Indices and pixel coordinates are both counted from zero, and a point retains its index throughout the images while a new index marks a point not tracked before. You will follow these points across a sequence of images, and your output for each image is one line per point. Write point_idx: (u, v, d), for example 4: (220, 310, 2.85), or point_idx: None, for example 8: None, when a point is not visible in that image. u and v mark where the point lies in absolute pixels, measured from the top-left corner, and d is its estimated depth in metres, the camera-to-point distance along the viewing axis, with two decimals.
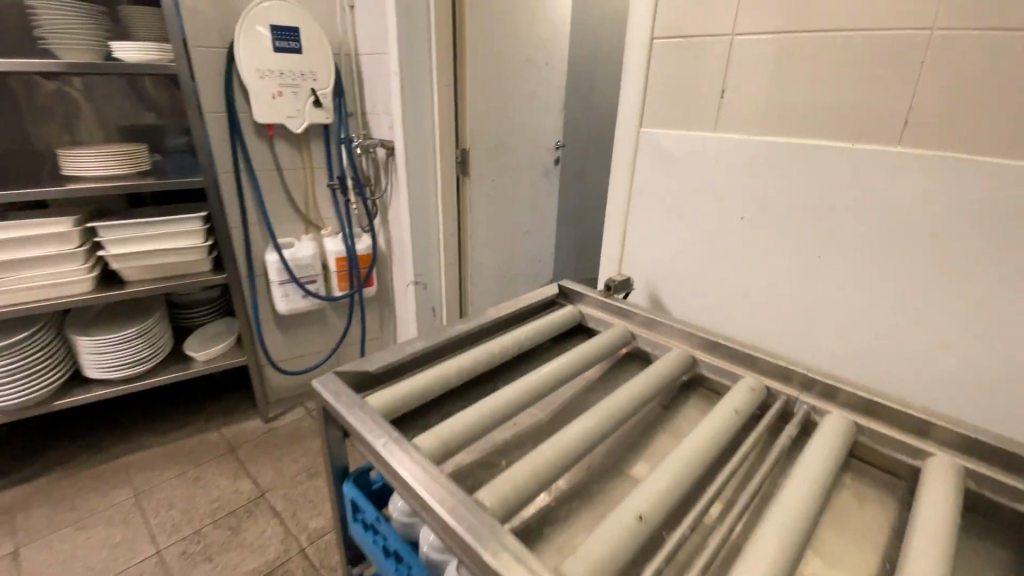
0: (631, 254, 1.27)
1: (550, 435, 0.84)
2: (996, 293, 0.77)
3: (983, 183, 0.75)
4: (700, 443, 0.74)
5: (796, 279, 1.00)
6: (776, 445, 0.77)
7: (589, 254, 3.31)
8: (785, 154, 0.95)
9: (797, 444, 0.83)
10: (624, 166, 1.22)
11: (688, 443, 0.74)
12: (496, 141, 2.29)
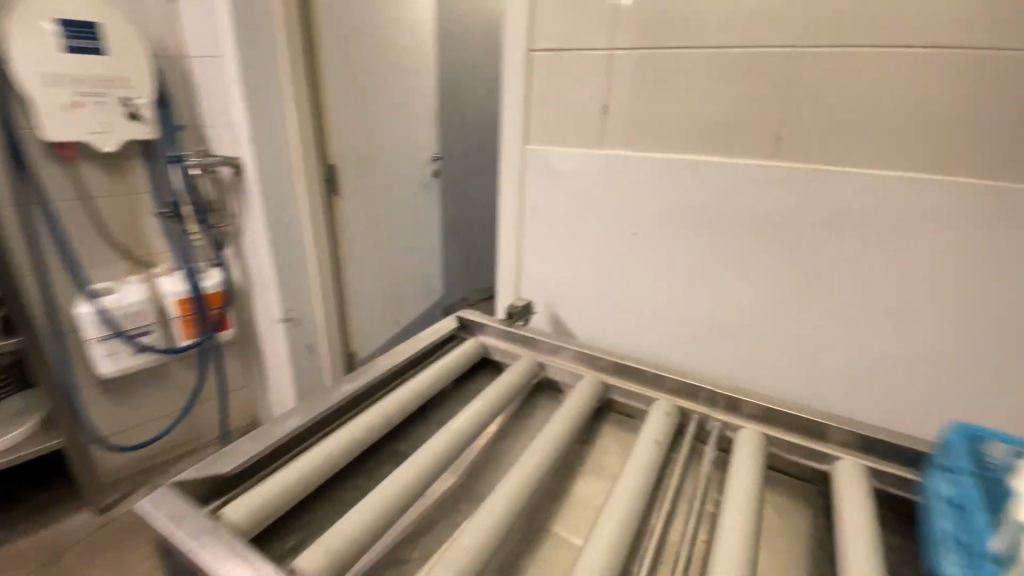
0: (529, 274, 1.23)
1: (472, 504, 0.75)
2: (864, 295, 0.87)
3: (846, 192, 0.84)
4: (632, 486, 0.71)
5: (691, 289, 1.03)
6: (703, 475, 0.77)
7: (477, 268, 3.25)
8: (673, 170, 0.98)
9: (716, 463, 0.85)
10: (512, 185, 1.17)
11: (617, 489, 0.71)
12: (365, 156, 2.12)
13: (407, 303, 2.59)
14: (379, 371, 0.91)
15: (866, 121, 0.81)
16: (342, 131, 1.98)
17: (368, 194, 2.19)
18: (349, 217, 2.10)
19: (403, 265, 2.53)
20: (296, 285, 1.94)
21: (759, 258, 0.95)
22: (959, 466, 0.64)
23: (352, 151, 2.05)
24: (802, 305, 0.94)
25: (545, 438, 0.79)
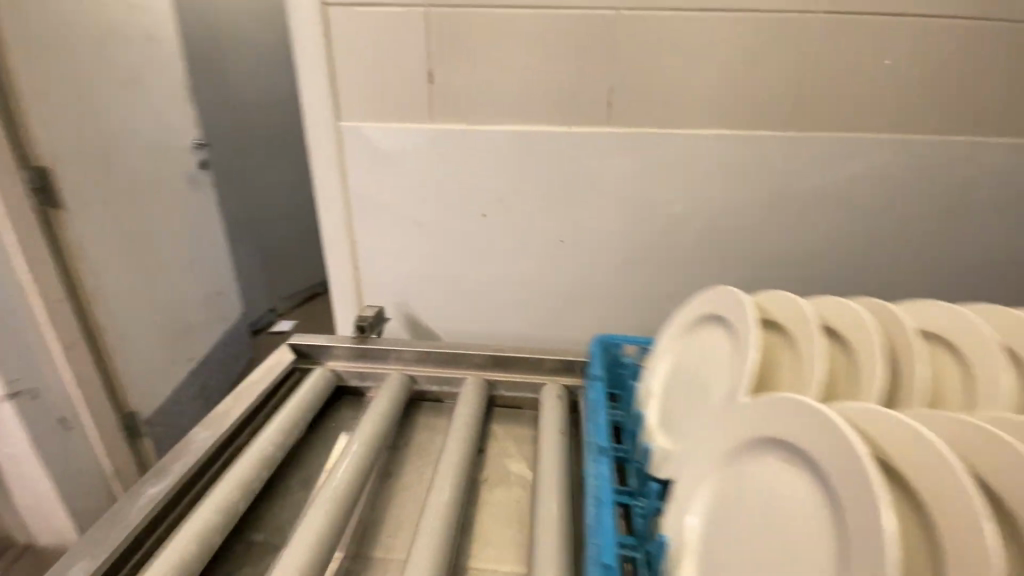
0: (370, 279, 1.05)
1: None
2: (699, 243, 0.96)
3: (676, 152, 0.90)
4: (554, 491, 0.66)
5: (546, 264, 1.01)
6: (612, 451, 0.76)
7: (283, 271, 2.82)
8: (513, 143, 0.92)
9: None
10: (329, 176, 0.96)
11: (539, 496, 0.65)
12: (101, 149, 1.58)
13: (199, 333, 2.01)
14: (206, 445, 0.67)
15: (685, 83, 0.85)
16: (47, 118, 1.36)
17: (107, 207, 1.57)
18: (85, 240, 1.48)
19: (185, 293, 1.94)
20: (21, 339, 1.29)
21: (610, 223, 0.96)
22: (594, 372, 0.84)
23: (69, 147, 1.44)
24: (649, 261, 0.99)
25: (447, 464, 0.68)
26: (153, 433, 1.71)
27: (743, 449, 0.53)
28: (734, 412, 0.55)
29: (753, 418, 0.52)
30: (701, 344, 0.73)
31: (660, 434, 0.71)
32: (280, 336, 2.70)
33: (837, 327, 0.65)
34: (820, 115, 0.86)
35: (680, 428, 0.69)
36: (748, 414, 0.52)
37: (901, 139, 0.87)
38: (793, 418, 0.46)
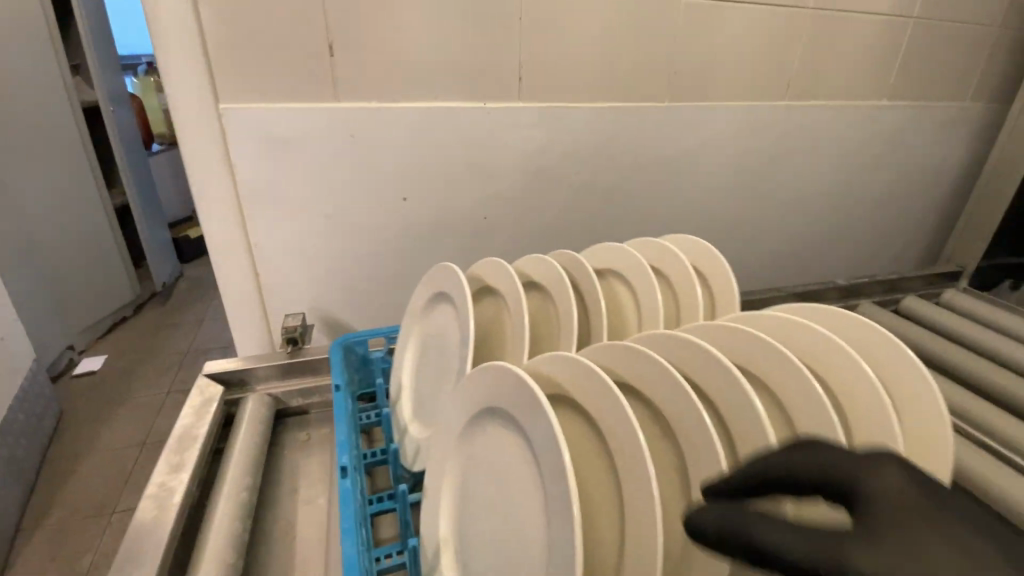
0: (275, 285, 0.92)
1: None
2: (597, 202, 1.07)
3: (577, 121, 0.98)
4: None
5: (468, 241, 1.02)
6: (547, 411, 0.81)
7: (74, 299, 2.24)
8: (430, 122, 0.88)
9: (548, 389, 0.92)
10: (212, 170, 0.80)
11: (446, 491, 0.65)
12: None
13: None
14: (164, 513, 0.55)
15: (583, 58, 0.93)
16: None
17: None
18: None
19: None
20: None
21: (525, 194, 1.01)
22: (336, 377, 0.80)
23: None
24: (559, 225, 1.07)
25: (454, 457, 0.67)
26: None
27: (477, 435, 0.61)
28: (462, 394, 0.64)
29: (477, 394, 0.60)
30: (438, 330, 0.81)
31: (412, 424, 0.79)
32: (87, 376, 2.18)
33: (537, 281, 0.79)
34: (685, 87, 1.03)
35: (428, 418, 0.78)
36: (471, 395, 0.62)
37: (736, 106, 1.09)
38: (500, 388, 0.55)
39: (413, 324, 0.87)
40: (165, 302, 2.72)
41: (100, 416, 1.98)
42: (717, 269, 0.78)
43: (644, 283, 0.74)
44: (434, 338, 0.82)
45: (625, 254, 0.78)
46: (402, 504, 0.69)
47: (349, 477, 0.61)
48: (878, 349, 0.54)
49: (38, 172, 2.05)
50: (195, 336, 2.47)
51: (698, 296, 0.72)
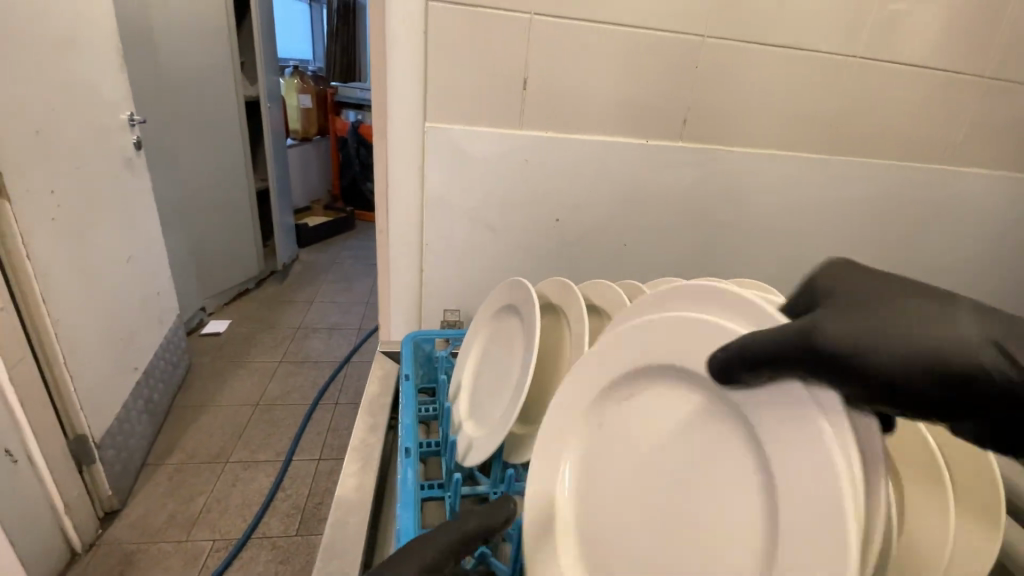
0: (432, 283, 1.02)
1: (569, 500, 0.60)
2: (737, 244, 1.10)
3: (730, 163, 1.01)
4: None
5: (607, 263, 1.07)
6: None
7: (212, 267, 2.53)
8: (594, 152, 0.97)
9: None
10: (408, 178, 0.93)
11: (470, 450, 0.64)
12: (47, 132, 1.29)
13: (145, 336, 1.77)
14: (366, 467, 0.63)
15: (744, 107, 0.97)
16: None
17: (52, 203, 1.29)
18: (30, 235, 1.21)
19: (130, 297, 1.68)
20: None
21: (665, 227, 1.06)
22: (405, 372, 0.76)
23: (10, 129, 1.16)
24: (697, 261, 1.10)
25: None
26: (101, 456, 1.48)
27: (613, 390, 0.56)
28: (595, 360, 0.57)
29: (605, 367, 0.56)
30: (518, 333, 0.72)
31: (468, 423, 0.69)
32: (213, 337, 2.45)
33: (597, 306, 0.78)
34: (841, 141, 1.04)
35: (486, 419, 0.67)
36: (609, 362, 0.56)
37: (888, 165, 1.09)
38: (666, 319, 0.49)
39: (484, 328, 0.79)
40: (280, 281, 3.00)
41: (223, 374, 2.22)
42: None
43: None
44: (506, 342, 0.74)
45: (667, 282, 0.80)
46: (451, 498, 0.62)
47: (408, 472, 0.58)
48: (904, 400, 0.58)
49: (203, 152, 2.35)
50: (304, 314, 2.70)
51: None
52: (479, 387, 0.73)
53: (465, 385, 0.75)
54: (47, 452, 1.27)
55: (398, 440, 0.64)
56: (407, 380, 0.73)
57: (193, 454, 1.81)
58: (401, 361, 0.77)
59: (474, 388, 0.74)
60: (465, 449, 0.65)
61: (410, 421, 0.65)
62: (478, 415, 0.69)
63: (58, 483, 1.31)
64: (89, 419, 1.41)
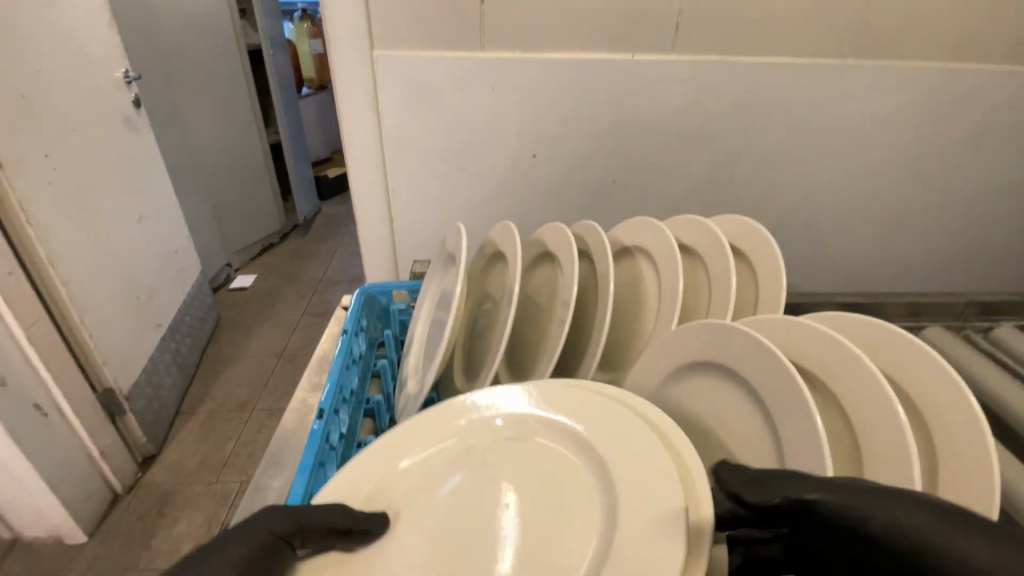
0: (403, 231, 0.97)
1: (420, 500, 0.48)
2: (748, 175, 0.97)
3: (737, 78, 0.87)
4: None
5: (596, 202, 0.98)
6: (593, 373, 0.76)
7: (234, 224, 2.57)
8: (572, 73, 0.85)
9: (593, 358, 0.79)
10: (364, 117, 0.86)
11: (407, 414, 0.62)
12: (33, 94, 1.26)
13: (165, 294, 1.82)
14: (305, 423, 0.62)
15: (753, 8, 0.82)
16: None
17: (49, 167, 1.29)
18: (29, 201, 1.21)
19: (146, 256, 1.71)
20: None
21: (660, 158, 0.94)
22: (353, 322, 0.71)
23: None
24: (702, 195, 0.98)
25: None
26: (133, 407, 1.57)
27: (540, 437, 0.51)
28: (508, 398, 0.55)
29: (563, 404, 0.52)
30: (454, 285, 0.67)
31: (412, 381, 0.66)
32: (239, 292, 2.52)
33: (547, 250, 0.76)
34: (875, 41, 0.87)
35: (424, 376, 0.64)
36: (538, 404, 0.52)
37: (940, 67, 0.90)
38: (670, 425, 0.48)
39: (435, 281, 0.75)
40: (304, 235, 3.03)
41: (250, 327, 2.30)
42: (766, 258, 0.66)
43: (660, 254, 0.67)
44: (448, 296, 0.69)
45: (633, 224, 0.75)
46: None
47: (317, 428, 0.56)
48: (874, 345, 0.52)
49: (212, 106, 2.32)
50: (327, 267, 2.74)
51: (728, 296, 0.60)
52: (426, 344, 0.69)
53: (417, 337, 0.72)
54: (76, 405, 1.33)
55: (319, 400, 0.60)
56: (347, 331, 0.67)
57: (221, 404, 1.90)
58: (349, 310, 0.72)
59: (424, 342, 0.71)
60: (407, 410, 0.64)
61: (332, 381, 0.60)
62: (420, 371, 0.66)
63: (91, 433, 1.38)
64: (115, 374, 1.48)
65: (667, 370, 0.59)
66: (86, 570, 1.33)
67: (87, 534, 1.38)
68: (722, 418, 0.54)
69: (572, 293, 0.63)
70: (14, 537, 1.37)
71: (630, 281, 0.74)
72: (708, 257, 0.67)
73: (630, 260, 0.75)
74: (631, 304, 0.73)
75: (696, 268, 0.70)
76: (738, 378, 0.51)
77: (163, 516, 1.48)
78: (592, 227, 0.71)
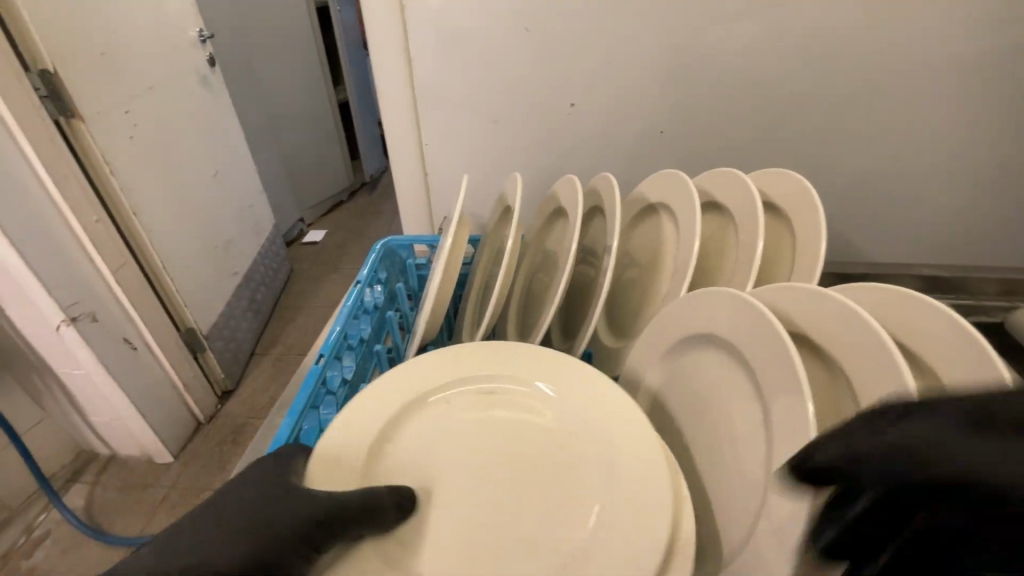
0: (437, 187, 0.96)
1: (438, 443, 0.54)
2: (821, 128, 0.85)
3: (809, 14, 0.75)
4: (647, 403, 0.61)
5: (638, 156, 0.91)
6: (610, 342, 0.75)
7: (305, 181, 2.70)
8: (613, 11, 0.77)
9: (617, 320, 0.76)
10: (393, 67, 0.84)
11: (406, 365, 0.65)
12: (113, 55, 1.36)
13: (240, 245, 1.96)
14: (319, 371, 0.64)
15: None
16: (44, 16, 1.14)
17: (129, 123, 1.40)
18: (111, 155, 1.32)
19: (221, 209, 1.84)
20: (66, 258, 1.20)
21: (715, 105, 0.84)
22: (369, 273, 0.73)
23: (75, 51, 1.23)
24: (763, 150, 0.88)
25: None
26: (211, 346, 1.73)
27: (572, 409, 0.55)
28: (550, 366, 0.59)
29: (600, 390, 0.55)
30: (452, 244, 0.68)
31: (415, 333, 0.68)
32: (310, 245, 2.66)
33: (558, 205, 0.75)
34: None
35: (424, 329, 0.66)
36: (578, 387, 0.56)
37: None
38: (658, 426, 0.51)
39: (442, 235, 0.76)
40: (370, 192, 3.12)
41: (318, 279, 2.43)
42: (811, 220, 0.58)
43: (686, 215, 0.62)
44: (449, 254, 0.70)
45: (654, 180, 0.69)
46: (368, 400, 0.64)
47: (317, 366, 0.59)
48: (900, 319, 0.46)
49: (283, 66, 2.40)
50: (390, 224, 2.81)
51: (754, 257, 0.56)
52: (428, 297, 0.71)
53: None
54: (160, 342, 1.48)
55: (322, 346, 0.63)
56: (358, 282, 0.69)
57: (288, 348, 2.04)
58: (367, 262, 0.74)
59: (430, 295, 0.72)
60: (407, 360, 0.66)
61: (336, 328, 0.63)
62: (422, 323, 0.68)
63: (173, 367, 1.54)
64: (194, 315, 1.62)
65: (680, 338, 0.55)
66: (171, 485, 1.51)
67: (172, 455, 1.56)
68: (725, 395, 0.50)
69: (572, 244, 0.63)
70: (113, 453, 1.58)
71: (655, 242, 0.70)
72: (741, 217, 0.61)
73: (657, 220, 0.71)
74: (655, 267, 0.69)
75: (731, 230, 0.64)
76: (732, 351, 0.49)
77: (236, 444, 1.64)
78: (607, 179, 0.67)
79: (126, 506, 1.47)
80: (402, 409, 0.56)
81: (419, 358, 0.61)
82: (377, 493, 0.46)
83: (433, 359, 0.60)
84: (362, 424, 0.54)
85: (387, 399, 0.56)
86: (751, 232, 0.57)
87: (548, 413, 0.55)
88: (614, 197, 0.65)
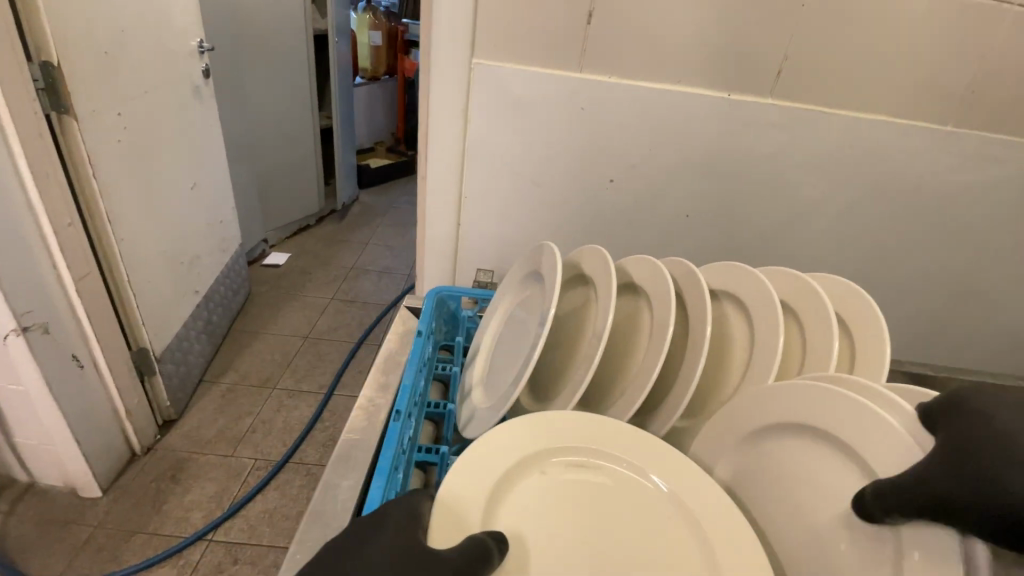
0: (471, 238, 0.97)
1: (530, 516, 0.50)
2: (824, 229, 0.95)
3: (826, 134, 0.86)
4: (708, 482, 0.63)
5: (666, 231, 0.97)
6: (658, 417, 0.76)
7: (275, 201, 2.60)
8: (665, 104, 0.85)
9: None
10: (450, 121, 0.87)
11: (470, 423, 0.61)
12: (114, 55, 1.29)
13: (207, 262, 1.84)
14: (374, 422, 0.61)
15: (857, 62, 0.81)
16: (56, 9, 1.08)
17: (120, 126, 1.31)
18: (97, 157, 1.23)
19: (195, 223, 1.74)
20: (31, 262, 1.08)
21: (742, 198, 0.93)
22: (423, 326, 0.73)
23: (78, 46, 1.15)
24: (771, 241, 0.97)
25: None
26: (162, 370, 1.58)
27: (680, 507, 0.52)
28: (663, 459, 0.55)
29: (712, 494, 0.52)
30: (531, 300, 0.67)
31: (479, 389, 0.65)
32: (272, 268, 2.54)
33: (635, 284, 0.70)
34: (977, 110, 0.86)
35: (491, 387, 0.63)
36: (692, 489, 0.53)
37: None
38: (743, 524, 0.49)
39: (507, 291, 0.75)
40: (339, 220, 3.05)
41: (277, 305, 2.30)
42: (872, 325, 0.65)
43: (765, 311, 0.64)
44: (521, 311, 0.69)
45: (722, 269, 0.73)
46: (442, 462, 0.60)
47: (399, 419, 0.57)
48: None
49: (273, 86, 2.36)
50: (358, 255, 2.75)
51: (829, 351, 0.60)
52: (494, 353, 0.68)
53: (483, 346, 0.72)
54: (113, 362, 1.34)
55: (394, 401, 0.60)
56: (421, 335, 0.69)
57: (242, 378, 1.90)
58: (422, 314, 0.74)
59: (492, 351, 0.70)
60: (468, 418, 0.63)
61: (409, 383, 0.61)
62: (487, 380, 0.65)
63: (119, 391, 1.39)
64: (151, 334, 1.49)
65: (763, 425, 0.57)
66: (98, 524, 1.34)
67: (102, 489, 1.39)
68: (814, 480, 0.52)
69: (670, 334, 0.58)
70: (31, 481, 1.39)
71: (716, 324, 0.72)
72: (806, 308, 0.66)
73: (716, 304, 0.74)
74: (722, 357, 0.70)
75: (791, 321, 0.69)
76: (829, 438, 0.51)
77: (177, 482, 1.48)
78: (688, 265, 0.68)
79: (42, 545, 1.28)
80: (506, 472, 0.52)
81: (517, 420, 0.56)
82: (475, 538, 0.43)
83: (536, 425, 0.56)
84: (473, 482, 0.50)
85: (495, 460, 0.52)
86: (829, 336, 0.61)
87: (659, 509, 0.52)
88: (698, 282, 0.66)
